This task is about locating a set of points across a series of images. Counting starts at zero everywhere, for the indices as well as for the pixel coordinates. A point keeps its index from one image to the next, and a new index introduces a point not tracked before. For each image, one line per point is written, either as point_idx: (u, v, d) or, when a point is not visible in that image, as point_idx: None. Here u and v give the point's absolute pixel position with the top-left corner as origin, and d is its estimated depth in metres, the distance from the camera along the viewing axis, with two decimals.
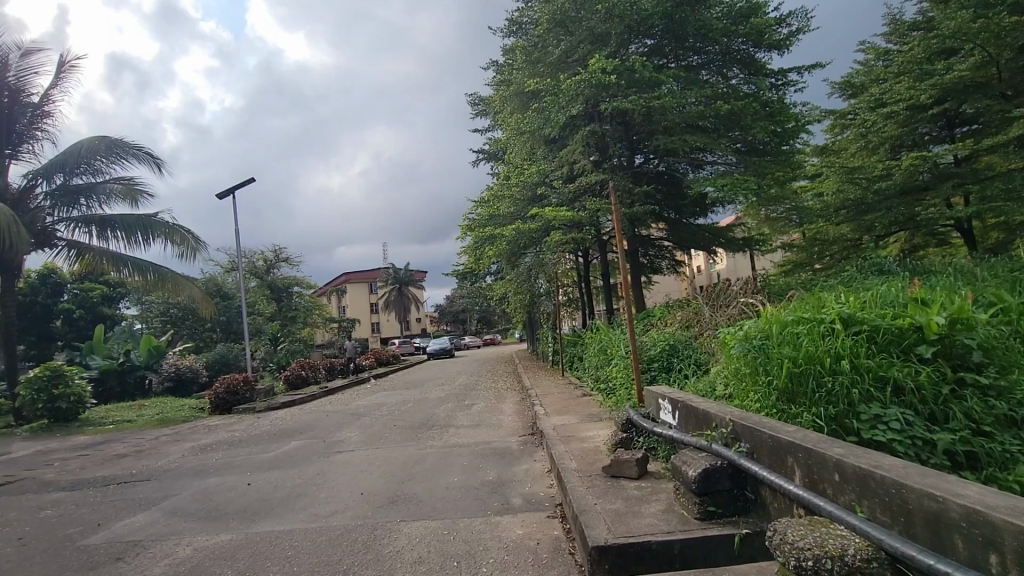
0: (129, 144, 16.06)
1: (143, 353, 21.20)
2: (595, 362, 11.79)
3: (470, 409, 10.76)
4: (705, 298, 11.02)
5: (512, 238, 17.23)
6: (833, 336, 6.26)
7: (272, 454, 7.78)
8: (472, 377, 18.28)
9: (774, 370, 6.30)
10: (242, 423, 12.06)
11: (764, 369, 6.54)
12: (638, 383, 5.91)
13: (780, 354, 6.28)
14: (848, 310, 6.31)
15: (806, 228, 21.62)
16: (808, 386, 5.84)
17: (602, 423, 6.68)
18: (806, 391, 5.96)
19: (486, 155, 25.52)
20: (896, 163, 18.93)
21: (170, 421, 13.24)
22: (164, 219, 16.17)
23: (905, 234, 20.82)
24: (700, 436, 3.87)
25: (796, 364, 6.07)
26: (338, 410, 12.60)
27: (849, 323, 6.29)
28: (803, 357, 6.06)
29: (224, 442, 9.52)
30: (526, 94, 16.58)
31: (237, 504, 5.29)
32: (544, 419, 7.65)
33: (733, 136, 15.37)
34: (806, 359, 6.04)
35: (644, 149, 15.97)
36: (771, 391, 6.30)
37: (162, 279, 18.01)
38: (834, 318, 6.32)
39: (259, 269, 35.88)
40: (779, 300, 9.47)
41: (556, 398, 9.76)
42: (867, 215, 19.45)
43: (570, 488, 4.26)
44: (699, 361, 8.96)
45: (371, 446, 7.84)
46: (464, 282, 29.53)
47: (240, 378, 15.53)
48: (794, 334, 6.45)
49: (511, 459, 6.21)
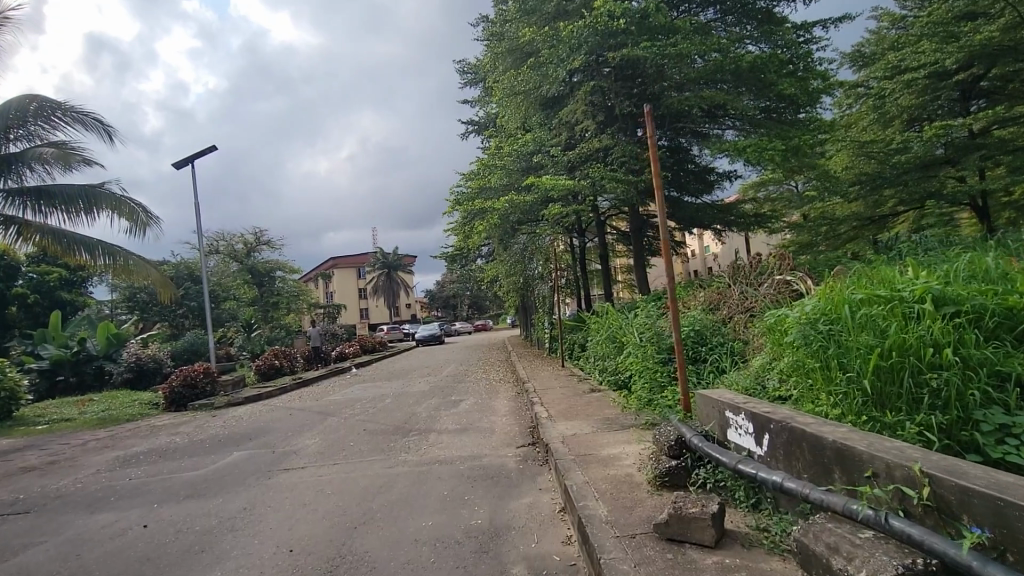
0: (65, 104, 14.04)
1: (101, 341, 19.39)
2: (602, 351, 10.23)
3: (456, 407, 9.12)
4: (730, 276, 9.40)
5: (506, 211, 15.47)
6: (923, 319, 4.62)
7: (201, 473, 6.08)
8: (461, 366, 16.74)
9: (851, 363, 4.63)
10: (193, 424, 10.36)
11: (837, 363, 4.87)
12: (685, 386, 4.27)
13: (859, 343, 4.63)
14: (940, 284, 4.67)
15: (820, 206, 20.08)
16: (904, 386, 4.19)
17: (628, 435, 5.06)
18: (899, 391, 4.30)
19: (476, 127, 23.65)
20: (915, 135, 17.35)
21: (112, 420, 11.51)
22: (110, 191, 14.36)
23: (915, 214, 19.11)
24: (844, 493, 2.28)
25: (884, 356, 4.41)
26: (306, 407, 10.94)
27: (943, 303, 4.65)
28: (892, 346, 4.40)
29: (156, 452, 7.80)
30: (519, 49, 14.65)
31: (109, 568, 3.62)
32: (547, 426, 6.02)
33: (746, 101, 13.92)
34: (896, 348, 4.37)
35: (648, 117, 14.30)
36: (849, 392, 4.63)
37: (128, 267, 15.89)
38: (921, 295, 4.68)
39: (237, 254, 33.70)
40: (826, 276, 7.88)
41: (559, 396, 8.15)
42: (883, 191, 17.80)
43: (608, 564, 2.63)
44: (740, 352, 7.39)
45: (330, 459, 6.22)
46: (454, 265, 27.85)
47: (199, 369, 13.83)
48: (869, 316, 4.79)
49: (508, 487, 4.59)
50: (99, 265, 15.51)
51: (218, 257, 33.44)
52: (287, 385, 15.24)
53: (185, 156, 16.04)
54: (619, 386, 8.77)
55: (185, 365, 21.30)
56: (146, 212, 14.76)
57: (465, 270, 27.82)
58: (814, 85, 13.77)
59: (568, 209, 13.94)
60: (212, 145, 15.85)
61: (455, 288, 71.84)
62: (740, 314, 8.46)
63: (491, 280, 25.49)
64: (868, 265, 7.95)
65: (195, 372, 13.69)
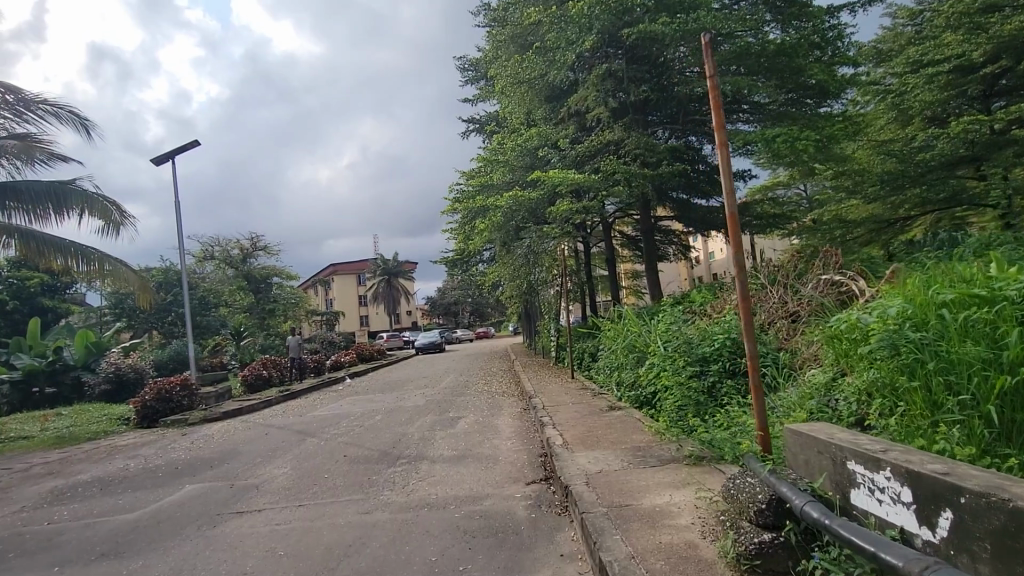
0: (34, 94, 13.06)
1: (79, 350, 18.34)
2: (618, 362, 9.10)
3: (454, 427, 7.97)
4: (767, 276, 8.27)
5: (509, 210, 14.39)
6: None
7: (133, 516, 4.93)
8: (461, 377, 15.57)
9: (962, 383, 3.70)
10: (158, 444, 9.23)
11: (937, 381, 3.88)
12: (762, 419, 3.22)
13: (969, 356, 3.73)
14: None
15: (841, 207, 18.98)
16: None
17: (674, 476, 3.90)
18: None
19: (477, 126, 22.67)
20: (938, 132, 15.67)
21: (73, 437, 10.40)
22: (80, 188, 13.32)
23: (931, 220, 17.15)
24: None
25: (1009, 374, 3.49)
26: (286, 424, 9.81)
27: None
28: (1016, 360, 3.51)
29: (99, 482, 6.67)
30: (523, 34, 13.66)
31: None
32: (565, 456, 4.89)
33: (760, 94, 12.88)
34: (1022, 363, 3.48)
35: (659, 111, 13.55)
36: (958, 418, 3.65)
37: (113, 275, 14.71)
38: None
39: (233, 258, 32.63)
40: (882, 277, 6.84)
41: (574, 415, 7.00)
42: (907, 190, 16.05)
43: None
44: (792, 367, 6.28)
45: (298, 496, 5.06)
46: (455, 270, 26.77)
47: (176, 381, 12.80)
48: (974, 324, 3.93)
49: (518, 550, 3.41)
50: (83, 272, 14.33)
51: (213, 263, 32.27)
52: (274, 398, 14.12)
53: (165, 152, 15.04)
54: (642, 403, 7.63)
55: (169, 375, 20.19)
56: (120, 211, 13.74)
57: (465, 275, 26.72)
58: (841, 71, 12.70)
59: (577, 207, 12.84)
60: (197, 140, 14.90)
61: (456, 295, 70.70)
62: (781, 320, 7.35)
63: (493, 285, 24.39)
64: (934, 262, 6.82)
65: (170, 385, 12.65)
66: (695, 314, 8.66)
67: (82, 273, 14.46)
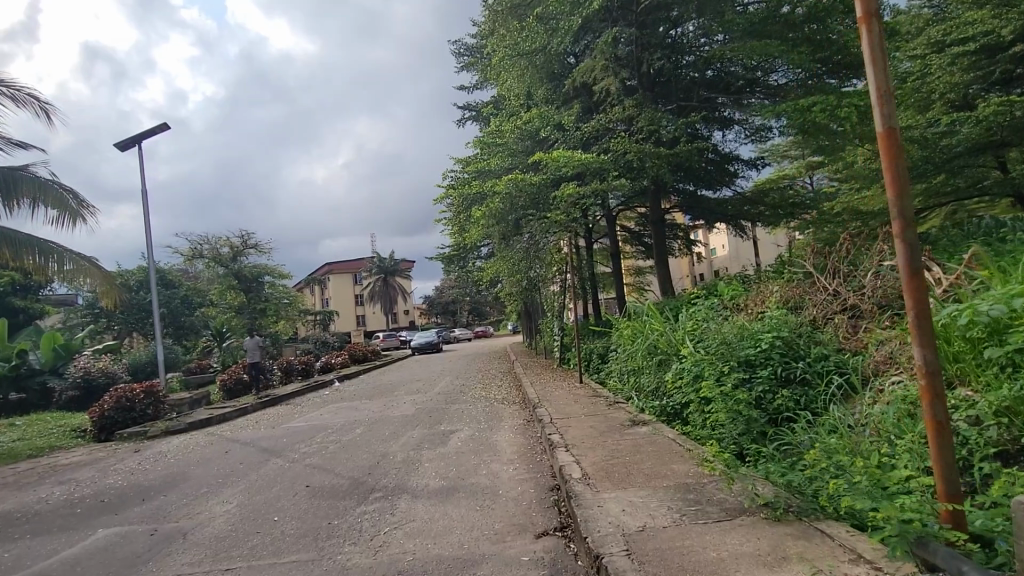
0: None
1: (45, 354, 17.08)
2: (635, 364, 7.85)
3: (446, 444, 6.72)
4: (812, 263, 7.06)
5: (509, 196, 13.08)
6: None
7: None
8: (457, 381, 14.30)
9: None
10: (106, 463, 7.97)
11: None
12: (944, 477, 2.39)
13: None
14: None
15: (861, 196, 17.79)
16: None
17: (758, 547, 2.67)
18: None
19: (473, 113, 21.33)
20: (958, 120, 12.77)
21: (15, 453, 9.13)
22: (33, 174, 11.95)
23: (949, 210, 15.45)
24: None
25: None
26: (254, 439, 8.53)
27: None
28: None
29: (6, 518, 5.40)
30: (523, 2, 12.42)
31: None
32: (590, 497, 3.65)
33: (777, 75, 12.28)
34: None
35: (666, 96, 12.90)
36: None
37: (91, 273, 13.34)
38: None
39: (223, 258, 29.53)
40: (964, 263, 5.65)
41: (589, 431, 5.76)
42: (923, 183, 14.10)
43: None
44: (865, 372, 5.08)
45: (232, 552, 3.79)
46: (450, 266, 25.50)
47: (138, 388, 11.59)
48: None
49: None
50: (59, 271, 12.96)
51: (202, 262, 29.97)
52: (252, 405, 12.86)
53: (129, 137, 13.70)
54: (668, 416, 6.39)
55: (144, 380, 18.92)
56: (79, 199, 12.41)
57: (463, 272, 25.48)
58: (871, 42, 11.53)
59: (586, 190, 11.34)
60: (167, 123, 13.60)
61: (453, 293, 69.39)
62: (838, 315, 6.14)
63: (491, 282, 23.11)
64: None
65: (133, 392, 11.43)
66: (726, 308, 7.43)
67: (56, 272, 13.09)
